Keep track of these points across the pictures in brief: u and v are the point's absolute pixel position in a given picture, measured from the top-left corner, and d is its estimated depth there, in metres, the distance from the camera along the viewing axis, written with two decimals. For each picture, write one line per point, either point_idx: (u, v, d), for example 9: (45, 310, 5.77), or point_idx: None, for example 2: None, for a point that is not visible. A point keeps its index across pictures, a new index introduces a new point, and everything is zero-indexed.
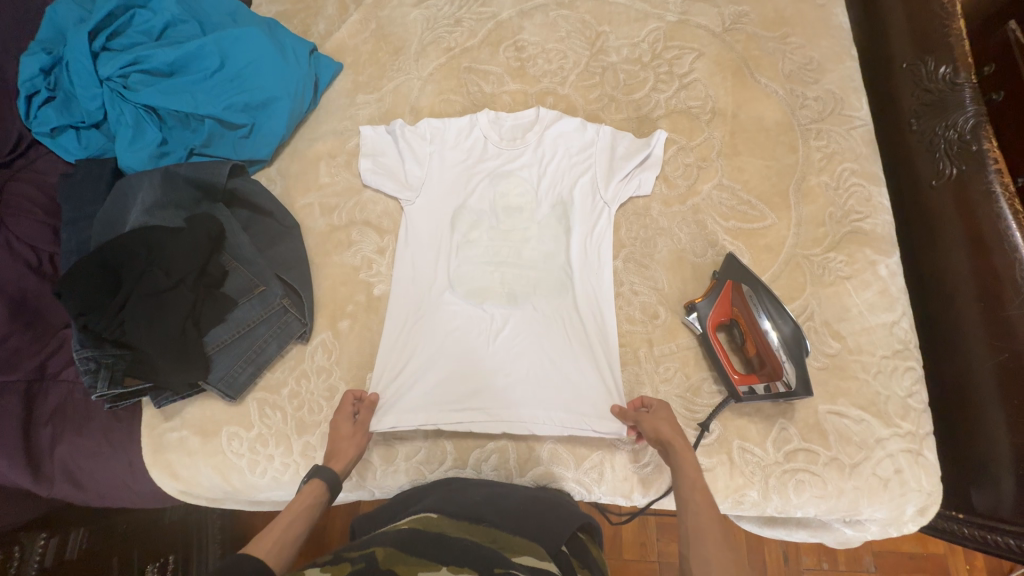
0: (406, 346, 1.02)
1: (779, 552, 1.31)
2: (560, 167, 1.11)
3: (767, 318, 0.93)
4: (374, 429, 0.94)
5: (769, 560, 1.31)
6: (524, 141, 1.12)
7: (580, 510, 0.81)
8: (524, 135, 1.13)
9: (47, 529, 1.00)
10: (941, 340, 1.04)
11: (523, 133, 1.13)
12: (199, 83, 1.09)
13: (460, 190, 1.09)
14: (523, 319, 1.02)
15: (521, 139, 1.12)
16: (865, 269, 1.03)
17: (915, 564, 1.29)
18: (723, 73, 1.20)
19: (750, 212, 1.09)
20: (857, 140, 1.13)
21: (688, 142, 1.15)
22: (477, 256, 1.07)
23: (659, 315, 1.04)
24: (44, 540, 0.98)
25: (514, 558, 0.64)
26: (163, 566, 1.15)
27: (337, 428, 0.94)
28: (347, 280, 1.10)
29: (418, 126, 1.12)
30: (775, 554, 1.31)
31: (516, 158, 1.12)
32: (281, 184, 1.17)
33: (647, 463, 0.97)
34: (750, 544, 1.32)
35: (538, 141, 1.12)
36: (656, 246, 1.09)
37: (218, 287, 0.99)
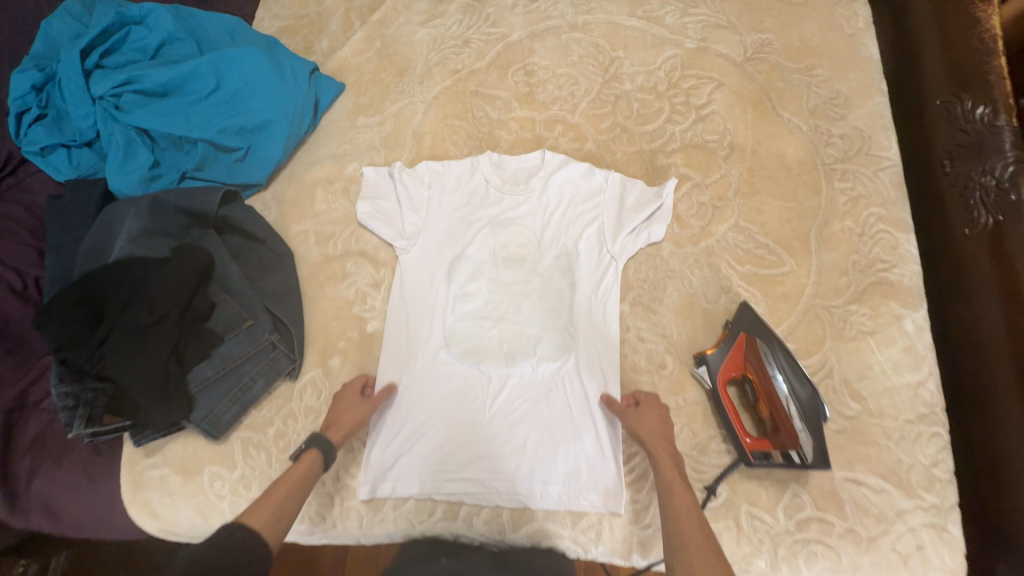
0: (399, 406, 0.99)
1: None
2: (564, 214, 1.08)
3: (783, 380, 0.89)
4: (367, 497, 0.94)
5: None
6: (527, 187, 1.10)
7: None
8: (528, 181, 1.11)
9: None
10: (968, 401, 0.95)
11: (527, 178, 1.11)
12: (194, 105, 1.05)
13: (461, 239, 1.08)
14: (521, 382, 0.99)
15: (524, 186, 1.10)
16: (890, 324, 0.97)
17: None
18: (743, 105, 1.14)
19: (767, 256, 1.03)
20: (884, 183, 1.07)
21: (703, 178, 1.10)
22: (476, 311, 1.04)
23: (666, 365, 0.99)
24: None
25: None
26: None
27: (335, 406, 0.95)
28: (340, 315, 1.07)
29: (419, 169, 1.11)
30: None
31: (519, 204, 1.09)
32: (276, 210, 1.13)
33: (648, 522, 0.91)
34: None
35: (541, 187, 1.10)
36: (664, 289, 1.03)
37: (204, 321, 0.94)
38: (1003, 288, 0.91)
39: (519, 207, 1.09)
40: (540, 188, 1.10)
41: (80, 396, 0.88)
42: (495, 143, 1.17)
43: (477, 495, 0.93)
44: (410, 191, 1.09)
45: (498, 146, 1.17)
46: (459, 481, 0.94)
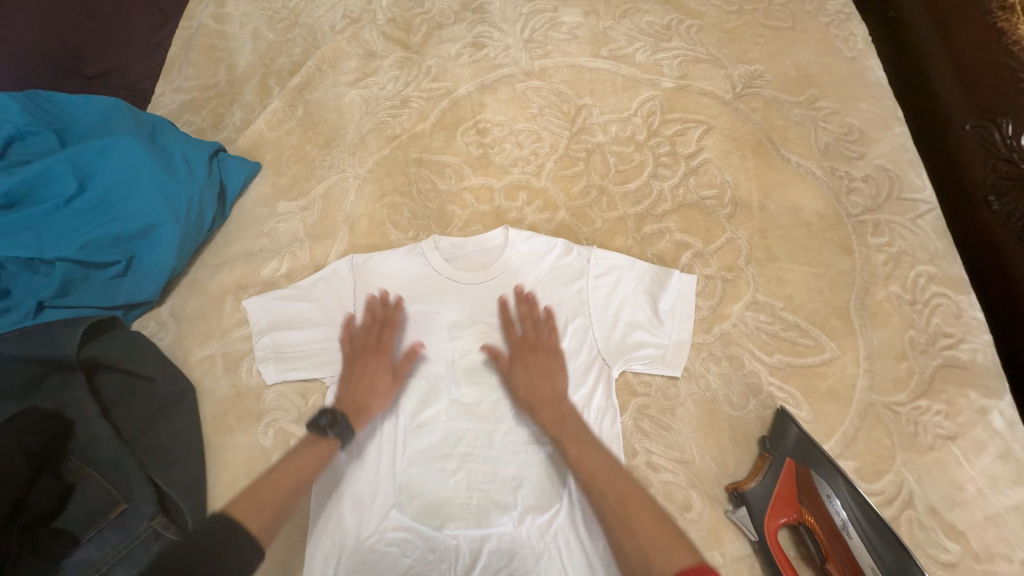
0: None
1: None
2: (547, 364, 0.81)
3: (857, 534, 0.64)
4: None
5: None
6: (523, 321, 0.84)
7: None
8: (525, 307, 0.85)
9: None
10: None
11: (525, 301, 0.85)
12: (49, 214, 0.81)
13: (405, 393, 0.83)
14: (502, 549, 0.73)
15: (521, 314, 0.84)
16: (974, 423, 0.74)
17: None
18: (741, 150, 0.95)
19: (801, 341, 0.81)
20: (927, 232, 0.86)
21: (705, 246, 0.89)
22: (434, 448, 0.79)
23: (691, 506, 0.73)
24: None
25: None
26: None
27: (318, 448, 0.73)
28: (254, 471, 0.80)
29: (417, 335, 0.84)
30: None
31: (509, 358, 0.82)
32: (173, 330, 0.89)
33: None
34: None
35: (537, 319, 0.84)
36: (676, 395, 0.81)
37: (50, 520, 0.67)
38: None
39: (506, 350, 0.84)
40: (533, 320, 0.84)
41: None
42: (447, 221, 0.96)
43: None
44: (293, 310, 0.86)
45: (451, 223, 0.96)
46: None
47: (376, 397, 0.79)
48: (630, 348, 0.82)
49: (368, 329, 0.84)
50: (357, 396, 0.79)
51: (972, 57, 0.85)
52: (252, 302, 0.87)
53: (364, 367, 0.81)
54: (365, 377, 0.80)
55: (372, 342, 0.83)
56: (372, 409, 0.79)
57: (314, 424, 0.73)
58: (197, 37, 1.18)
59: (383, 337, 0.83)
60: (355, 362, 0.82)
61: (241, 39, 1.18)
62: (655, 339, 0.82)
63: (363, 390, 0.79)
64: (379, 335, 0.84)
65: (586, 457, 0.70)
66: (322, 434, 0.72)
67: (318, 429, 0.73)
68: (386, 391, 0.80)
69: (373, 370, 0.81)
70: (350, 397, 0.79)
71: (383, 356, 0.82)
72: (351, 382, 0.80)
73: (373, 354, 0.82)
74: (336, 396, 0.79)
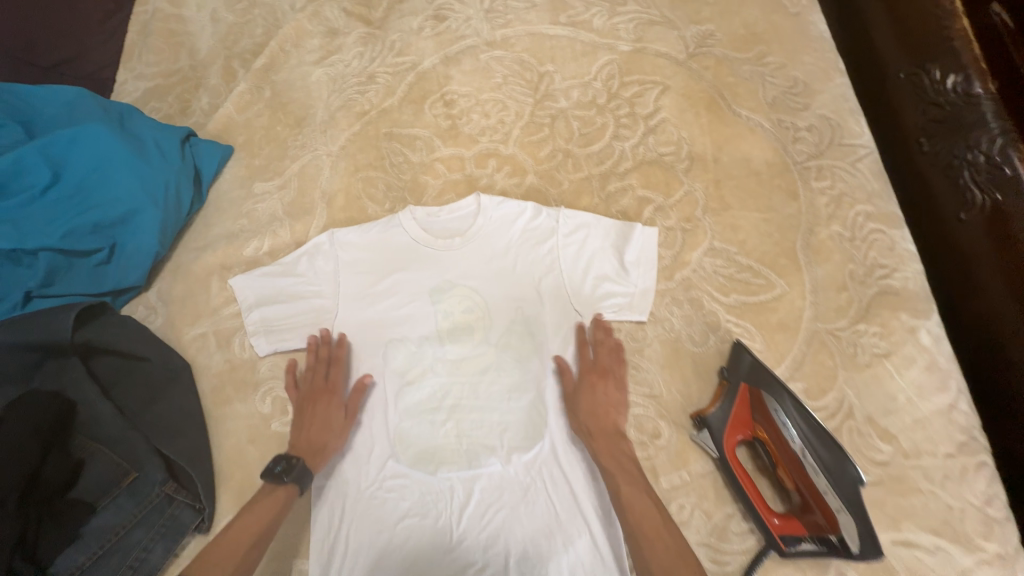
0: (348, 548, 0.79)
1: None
2: (602, 390, 0.83)
3: (799, 439, 0.72)
4: None
5: None
6: (596, 346, 0.86)
7: None
8: (600, 334, 0.86)
9: None
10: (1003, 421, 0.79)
11: (601, 328, 0.87)
12: (26, 206, 0.83)
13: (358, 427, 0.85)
14: (493, 487, 0.81)
15: (596, 339, 0.86)
16: (904, 341, 0.83)
17: None
18: (696, 108, 1.00)
19: (754, 280, 0.88)
20: (865, 174, 0.94)
21: (665, 199, 0.95)
22: (424, 403, 0.85)
23: (661, 434, 0.81)
24: None
25: None
26: None
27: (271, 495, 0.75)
28: (255, 436, 0.85)
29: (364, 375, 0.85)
30: None
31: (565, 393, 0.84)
32: (163, 313, 0.92)
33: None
34: None
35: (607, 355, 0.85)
36: (644, 337, 0.88)
37: (65, 491, 0.72)
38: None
39: (574, 368, 0.86)
40: (606, 347, 0.85)
41: None
42: (421, 192, 1.00)
43: None
44: (278, 286, 0.90)
45: (425, 194, 1.00)
46: None
47: (331, 434, 0.82)
48: (600, 299, 0.88)
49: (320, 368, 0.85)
50: (312, 440, 0.81)
51: (907, 10, 0.97)
52: (238, 280, 0.91)
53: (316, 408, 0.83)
54: (322, 422, 0.82)
55: (323, 383, 0.85)
56: (329, 448, 0.81)
57: (270, 473, 0.75)
58: (153, 22, 1.17)
59: (331, 375, 0.85)
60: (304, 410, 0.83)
61: (200, 22, 1.17)
62: (623, 288, 0.88)
63: (316, 432, 0.82)
64: (326, 375, 0.85)
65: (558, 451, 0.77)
66: (277, 481, 0.74)
67: (273, 477, 0.75)
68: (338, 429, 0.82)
69: (327, 415, 0.83)
70: (304, 442, 0.81)
71: (332, 398, 0.84)
72: (305, 427, 0.82)
73: (324, 392, 0.85)
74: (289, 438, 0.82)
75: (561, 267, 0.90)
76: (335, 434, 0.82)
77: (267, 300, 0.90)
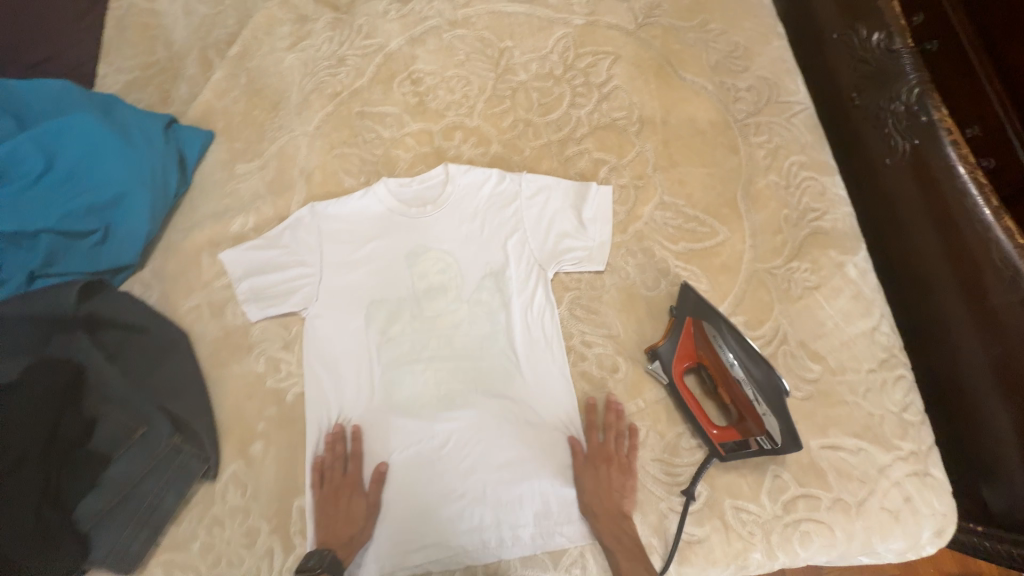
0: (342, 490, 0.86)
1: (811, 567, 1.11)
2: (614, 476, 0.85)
3: (732, 354, 0.80)
4: None
5: None
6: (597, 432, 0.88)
7: None
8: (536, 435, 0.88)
9: None
10: (935, 347, 0.90)
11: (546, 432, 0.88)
12: (23, 191, 0.89)
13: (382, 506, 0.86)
14: (469, 425, 0.89)
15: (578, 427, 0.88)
16: (833, 275, 0.93)
17: None
18: (644, 75, 1.08)
19: (699, 229, 0.97)
20: (799, 128, 1.03)
21: (619, 160, 1.03)
22: (404, 355, 0.93)
23: (619, 368, 0.91)
24: None
25: None
26: None
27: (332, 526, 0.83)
28: (253, 393, 0.92)
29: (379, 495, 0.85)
30: None
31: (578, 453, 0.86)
32: (159, 289, 0.99)
33: (651, 547, 0.82)
34: None
35: (626, 446, 0.86)
36: (602, 285, 0.97)
37: (81, 447, 0.78)
38: (943, 250, 0.88)
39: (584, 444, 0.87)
40: (615, 431, 0.87)
41: None
42: (394, 165, 1.07)
43: (453, 557, 0.84)
44: (264, 258, 0.98)
45: (398, 166, 1.07)
46: (431, 544, 0.84)
47: (356, 526, 0.83)
48: (560, 254, 0.97)
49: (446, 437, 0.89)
50: (333, 532, 0.82)
51: None
52: (228, 254, 0.98)
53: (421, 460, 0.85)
54: (347, 512, 0.84)
55: (342, 475, 0.86)
56: (356, 538, 0.83)
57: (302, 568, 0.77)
58: (127, 17, 1.21)
59: (349, 470, 0.86)
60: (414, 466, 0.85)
61: (173, 16, 1.22)
62: (582, 243, 0.97)
63: (342, 523, 0.83)
64: (345, 469, 0.87)
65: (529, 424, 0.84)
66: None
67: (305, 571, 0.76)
68: (361, 516, 0.84)
69: (350, 504, 0.85)
70: (333, 533, 0.82)
71: (348, 493, 0.85)
72: (332, 517, 0.84)
73: (345, 486, 0.86)
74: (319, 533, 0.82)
75: (524, 226, 0.98)
76: (363, 523, 0.84)
77: (254, 271, 0.97)
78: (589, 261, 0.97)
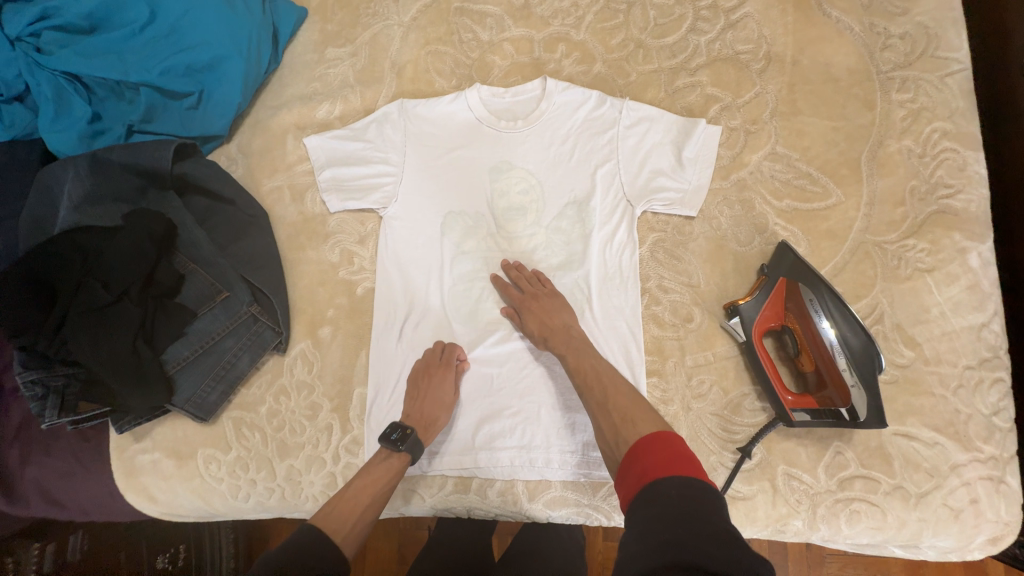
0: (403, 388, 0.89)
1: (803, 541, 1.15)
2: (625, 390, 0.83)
3: (827, 319, 0.77)
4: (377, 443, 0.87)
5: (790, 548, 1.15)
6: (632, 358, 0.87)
7: (670, 491, 0.55)
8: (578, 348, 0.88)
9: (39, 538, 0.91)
10: None
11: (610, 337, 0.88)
12: (127, 41, 0.90)
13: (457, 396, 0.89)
14: (530, 348, 0.90)
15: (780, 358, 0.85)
16: (951, 260, 0.84)
17: None
18: (783, 5, 0.95)
19: (810, 187, 0.89)
20: (953, 91, 0.89)
21: (734, 99, 0.94)
22: (476, 271, 0.92)
23: (693, 318, 0.88)
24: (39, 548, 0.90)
25: (663, 515, 0.53)
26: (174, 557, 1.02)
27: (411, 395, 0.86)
28: (325, 280, 0.95)
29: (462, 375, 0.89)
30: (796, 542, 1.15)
31: (606, 390, 0.74)
32: (243, 164, 1.00)
33: None
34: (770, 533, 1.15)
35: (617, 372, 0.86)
36: (690, 232, 0.91)
37: (171, 297, 0.85)
38: None
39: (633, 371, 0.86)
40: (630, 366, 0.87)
41: (50, 383, 0.81)
42: (488, 72, 1.00)
43: (495, 468, 0.87)
44: (347, 149, 0.96)
45: (491, 74, 1.01)
46: (478, 453, 0.87)
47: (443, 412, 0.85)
48: (652, 193, 0.90)
49: (531, 293, 0.87)
50: (413, 409, 0.84)
51: None
52: (310, 140, 0.97)
53: (527, 316, 0.86)
54: (430, 397, 0.85)
55: (438, 364, 0.87)
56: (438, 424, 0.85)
57: (388, 439, 0.80)
58: None
59: (445, 356, 0.88)
60: (530, 311, 0.85)
61: None
62: (676, 183, 0.90)
63: (424, 404, 0.84)
64: (440, 357, 0.88)
65: (583, 360, 0.80)
66: (396, 448, 0.79)
67: (390, 443, 0.80)
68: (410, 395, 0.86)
69: (438, 386, 0.85)
70: (417, 411, 0.84)
71: (445, 374, 0.86)
72: (418, 399, 0.85)
73: (438, 370, 0.87)
74: (405, 408, 0.85)
75: (617, 157, 0.92)
76: (448, 410, 0.85)
77: (336, 161, 0.96)
78: (683, 206, 0.90)
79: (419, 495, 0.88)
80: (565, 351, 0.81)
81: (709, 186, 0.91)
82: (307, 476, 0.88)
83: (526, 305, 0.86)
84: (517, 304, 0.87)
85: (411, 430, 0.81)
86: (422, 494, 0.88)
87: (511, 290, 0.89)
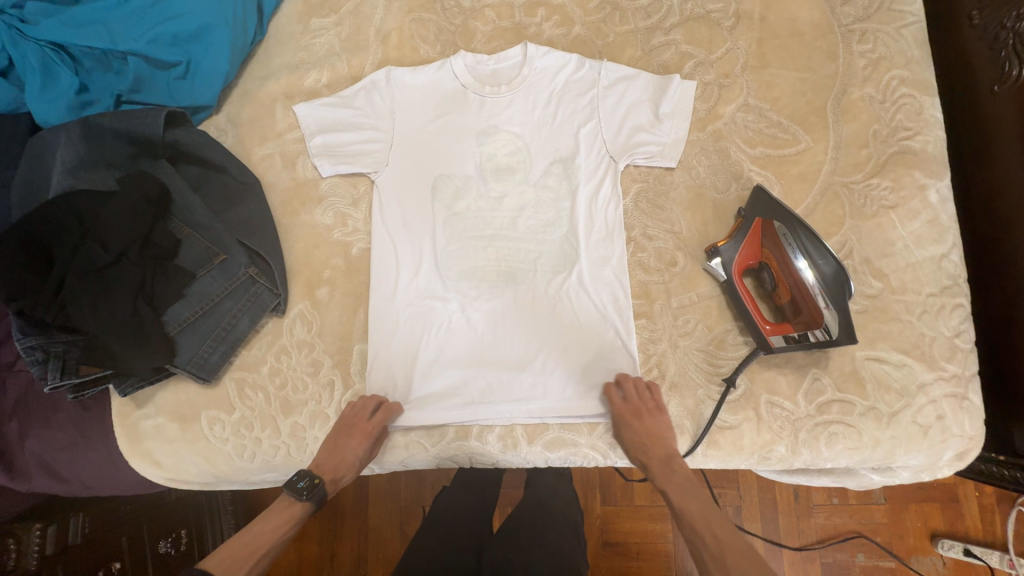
0: (401, 346, 0.92)
1: (791, 490, 1.22)
2: (653, 424, 0.84)
3: (802, 255, 0.81)
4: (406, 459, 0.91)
5: (779, 498, 1.21)
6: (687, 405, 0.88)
7: None
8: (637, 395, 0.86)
9: (41, 518, 0.88)
10: (995, 288, 0.90)
11: (598, 288, 0.92)
12: (113, 10, 0.91)
13: (446, 369, 0.91)
14: (523, 301, 0.93)
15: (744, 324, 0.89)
16: (913, 196, 0.90)
17: (924, 493, 1.21)
18: None
19: (781, 135, 0.94)
20: (908, 41, 0.95)
21: (708, 55, 0.98)
22: (468, 231, 0.95)
23: (676, 263, 0.93)
24: (41, 530, 0.86)
25: None
26: (177, 540, 1.07)
27: (339, 438, 0.86)
28: (320, 243, 0.97)
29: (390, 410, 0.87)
30: (785, 493, 1.22)
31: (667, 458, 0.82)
32: (233, 134, 1.02)
33: (684, 427, 0.87)
34: (760, 485, 1.21)
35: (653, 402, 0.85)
36: (671, 183, 0.95)
37: (170, 259, 0.86)
38: None
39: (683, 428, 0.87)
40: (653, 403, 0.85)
41: (50, 347, 0.81)
42: (471, 37, 1.04)
43: (495, 419, 0.90)
44: (337, 114, 0.98)
45: (474, 39, 1.04)
46: (478, 407, 0.90)
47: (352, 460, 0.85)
48: (634, 148, 0.94)
49: (633, 406, 0.85)
50: (328, 461, 0.84)
51: None
52: (299, 107, 0.98)
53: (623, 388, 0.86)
54: (345, 457, 0.84)
55: (363, 421, 0.86)
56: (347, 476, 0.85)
57: (292, 487, 0.81)
58: None
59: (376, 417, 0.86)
60: (631, 426, 0.83)
61: None
62: (656, 137, 0.94)
63: (337, 458, 0.84)
64: (368, 419, 0.86)
65: None
66: (299, 498, 0.79)
67: (295, 492, 0.80)
68: (331, 446, 0.85)
69: (348, 445, 0.84)
70: (328, 462, 0.84)
71: (362, 434, 0.85)
72: (330, 447, 0.85)
73: (358, 432, 0.85)
74: (317, 456, 0.85)
75: (598, 115, 0.96)
76: (356, 466, 0.84)
77: (325, 126, 0.98)
78: (662, 159, 0.95)
79: (422, 445, 0.91)
80: (666, 486, 0.80)
81: (686, 138, 0.95)
82: (312, 431, 0.90)
83: (624, 417, 0.84)
84: (616, 413, 0.84)
85: (316, 485, 0.81)
86: (425, 445, 0.91)
87: (614, 394, 0.86)
